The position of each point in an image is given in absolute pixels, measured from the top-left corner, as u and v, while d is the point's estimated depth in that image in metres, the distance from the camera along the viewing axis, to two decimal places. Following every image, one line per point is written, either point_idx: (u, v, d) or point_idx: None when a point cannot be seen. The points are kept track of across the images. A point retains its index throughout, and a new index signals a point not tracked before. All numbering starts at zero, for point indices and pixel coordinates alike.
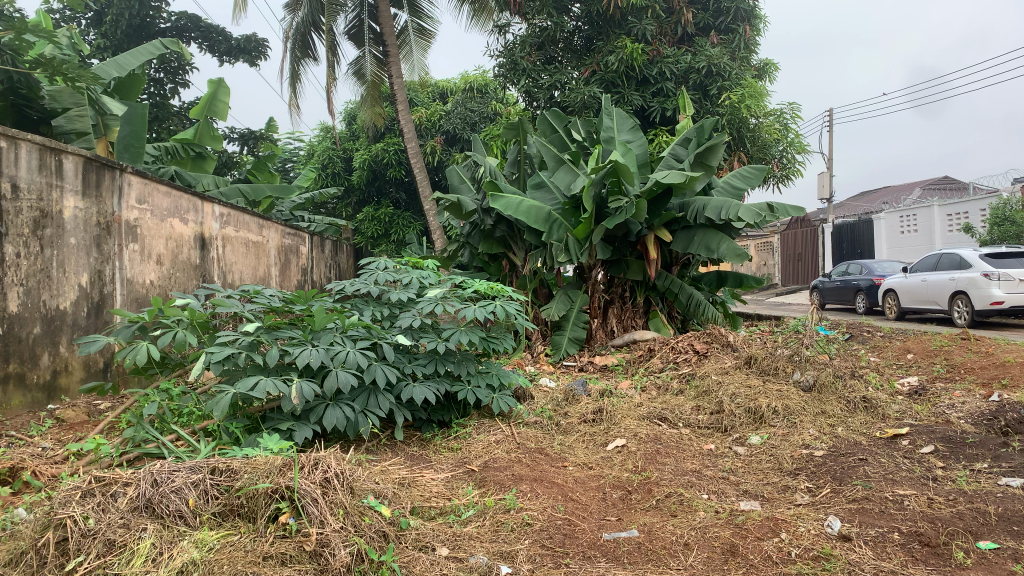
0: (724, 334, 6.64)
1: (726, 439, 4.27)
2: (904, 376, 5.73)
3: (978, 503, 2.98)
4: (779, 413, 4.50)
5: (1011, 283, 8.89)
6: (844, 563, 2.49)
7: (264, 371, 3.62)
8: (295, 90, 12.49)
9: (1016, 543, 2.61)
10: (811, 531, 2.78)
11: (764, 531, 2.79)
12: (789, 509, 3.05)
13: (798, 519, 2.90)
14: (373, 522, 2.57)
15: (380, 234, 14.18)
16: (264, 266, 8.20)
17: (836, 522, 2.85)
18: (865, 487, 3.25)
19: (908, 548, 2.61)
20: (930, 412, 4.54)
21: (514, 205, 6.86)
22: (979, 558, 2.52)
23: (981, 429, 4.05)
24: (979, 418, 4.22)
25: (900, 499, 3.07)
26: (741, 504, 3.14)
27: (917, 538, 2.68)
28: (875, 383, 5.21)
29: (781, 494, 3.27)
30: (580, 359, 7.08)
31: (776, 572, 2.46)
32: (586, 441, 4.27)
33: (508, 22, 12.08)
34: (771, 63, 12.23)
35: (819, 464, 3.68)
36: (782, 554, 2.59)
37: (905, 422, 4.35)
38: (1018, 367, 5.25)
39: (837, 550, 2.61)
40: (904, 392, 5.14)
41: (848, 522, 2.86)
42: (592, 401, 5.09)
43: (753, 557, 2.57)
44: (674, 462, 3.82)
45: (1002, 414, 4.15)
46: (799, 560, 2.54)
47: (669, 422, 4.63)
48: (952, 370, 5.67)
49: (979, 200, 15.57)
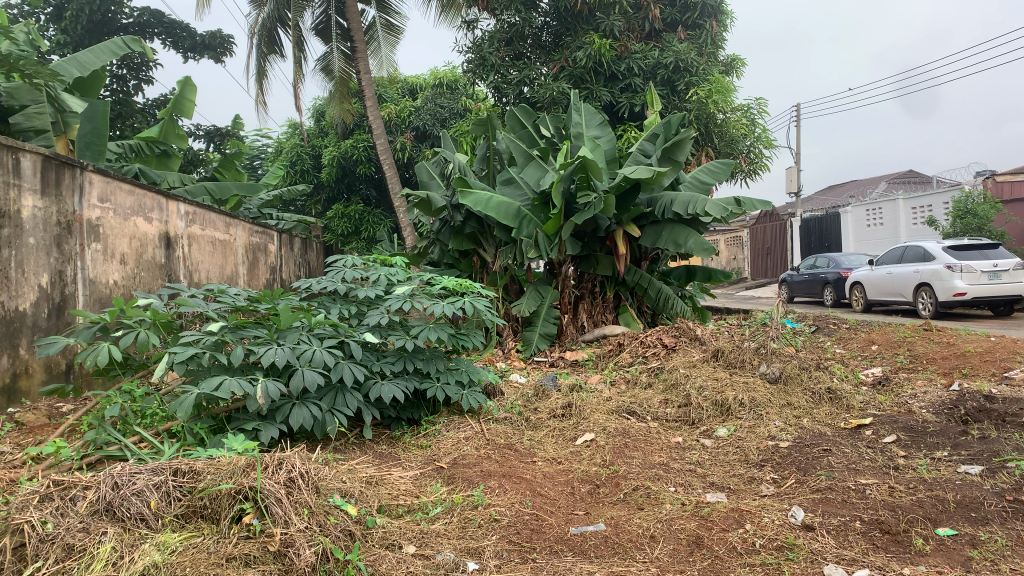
0: (693, 328, 6.69)
1: (693, 432, 4.31)
2: (869, 367, 5.82)
3: (938, 491, 3.04)
4: (745, 405, 4.55)
5: (973, 274, 9.10)
6: (807, 553, 2.53)
7: (229, 371, 3.58)
8: (262, 86, 12.35)
9: (973, 529, 2.66)
10: (776, 522, 2.81)
11: (730, 522, 2.83)
12: (755, 500, 3.08)
13: (763, 510, 2.94)
14: (338, 521, 2.55)
15: (350, 232, 14.10)
16: (231, 264, 8.11)
17: (799, 513, 2.88)
18: (828, 476, 3.30)
19: (870, 537, 2.65)
20: (893, 402, 4.62)
21: (483, 202, 6.83)
22: (938, 545, 2.57)
23: (942, 418, 4.13)
24: (940, 407, 4.31)
25: (863, 488, 3.12)
26: (708, 495, 3.17)
27: (878, 527, 2.72)
28: (839, 375, 5.29)
29: (748, 485, 3.30)
30: (551, 355, 7.10)
31: (739, 562, 2.49)
32: (557, 437, 4.27)
33: (476, 17, 12.06)
34: (738, 58, 12.34)
35: (784, 455, 3.72)
36: (746, 545, 2.62)
37: (869, 412, 4.43)
38: (978, 357, 5.37)
39: (801, 539, 2.65)
40: (868, 383, 5.23)
41: (812, 512, 2.90)
42: (561, 396, 5.11)
43: (718, 548, 2.60)
44: (643, 455, 3.85)
45: (962, 403, 4.24)
46: (763, 550, 2.57)
47: (638, 415, 4.66)
48: (914, 360, 5.76)
49: (942, 194, 15.85)
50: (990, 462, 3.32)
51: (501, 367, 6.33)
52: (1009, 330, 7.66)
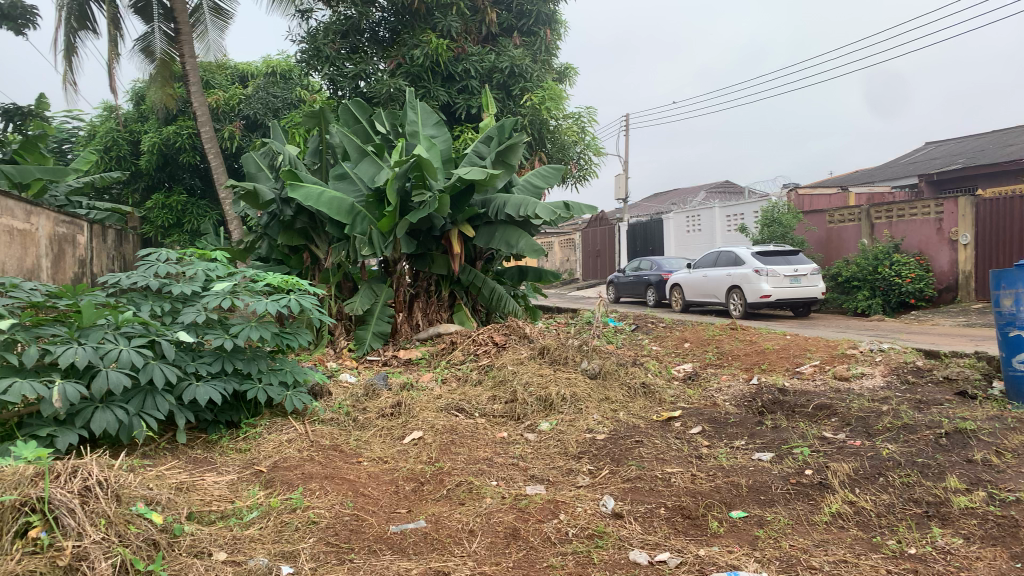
0: (522, 327, 6.86)
1: (518, 427, 4.43)
2: (681, 363, 6.22)
3: (733, 476, 3.31)
4: (567, 400, 4.73)
5: (777, 278, 9.96)
6: (615, 539, 2.67)
7: (17, 372, 3.26)
8: (71, 63, 11.36)
9: (761, 510, 2.93)
10: (588, 511, 2.95)
11: (545, 514, 2.93)
12: (570, 491, 3.22)
13: (577, 501, 3.08)
14: (140, 531, 2.41)
15: (172, 223, 13.27)
16: (31, 256, 7.41)
17: (610, 501, 3.04)
18: (646, 464, 3.51)
19: (671, 521, 2.84)
20: (700, 395, 4.98)
21: (314, 196, 6.66)
22: (730, 526, 2.80)
23: (742, 410, 4.49)
24: (740, 400, 4.69)
25: (668, 476, 3.34)
26: (527, 488, 3.28)
27: (679, 512, 2.93)
28: (654, 370, 5.62)
29: (565, 477, 3.44)
30: (383, 353, 7.04)
31: (553, 552, 2.60)
32: (388, 434, 4.26)
33: (311, 7, 11.72)
34: (571, 67, 12.79)
35: (600, 447, 3.91)
36: (560, 535, 2.73)
37: (678, 405, 4.74)
38: (774, 354, 5.88)
39: (610, 527, 2.79)
40: (680, 378, 5.60)
41: (621, 501, 3.06)
42: (391, 394, 5.09)
43: (532, 539, 2.69)
44: (467, 451, 3.90)
45: (759, 396, 4.63)
46: (575, 539, 2.69)
47: (465, 413, 4.72)
48: (721, 357, 6.23)
49: (752, 203, 17.21)
50: (780, 450, 3.65)
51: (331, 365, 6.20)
52: (805, 330, 8.45)
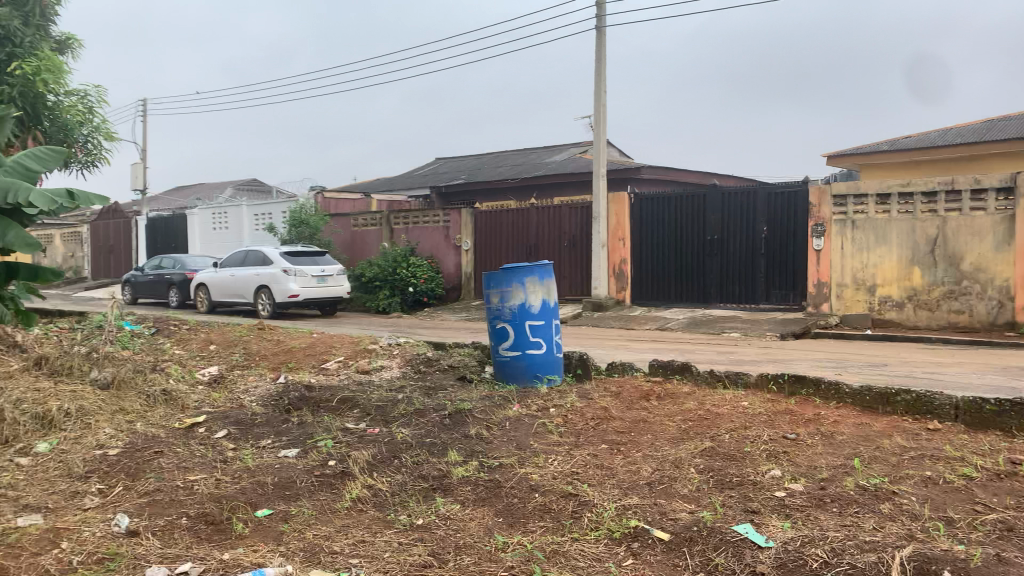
0: (298, 357, 7.87)
1: (189, 438, 5.31)
2: (416, 371, 7.28)
3: (285, 487, 4.28)
4: (243, 423, 5.63)
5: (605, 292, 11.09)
6: (126, 560, 3.36)
7: None
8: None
9: (282, 508, 3.98)
10: (100, 533, 3.65)
11: (45, 544, 3.53)
12: (79, 513, 3.92)
13: (90, 523, 3.77)
14: None
15: None
16: None
17: (126, 520, 3.79)
18: (217, 490, 4.19)
19: (194, 530, 3.70)
20: (379, 403, 5.96)
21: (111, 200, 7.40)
22: (255, 526, 3.74)
23: (382, 422, 5.49)
24: (394, 411, 5.69)
25: (194, 485, 4.27)
26: (20, 517, 3.85)
27: (203, 518, 3.82)
28: (369, 387, 6.57)
29: (70, 500, 4.14)
30: (176, 358, 7.90)
31: None
32: (78, 444, 5.03)
33: None
34: None
35: (219, 461, 4.77)
36: (64, 564, 3.33)
37: (349, 415, 5.69)
38: (484, 376, 6.89)
39: (124, 547, 3.49)
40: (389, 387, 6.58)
41: (138, 518, 3.84)
42: (108, 398, 5.94)
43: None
44: (61, 474, 4.53)
45: (412, 413, 5.63)
46: (84, 565, 3.32)
47: (149, 424, 5.60)
48: (453, 371, 7.26)
49: None
50: (383, 457, 4.68)
51: (80, 351, 6.85)
52: (595, 351, 9.74)
